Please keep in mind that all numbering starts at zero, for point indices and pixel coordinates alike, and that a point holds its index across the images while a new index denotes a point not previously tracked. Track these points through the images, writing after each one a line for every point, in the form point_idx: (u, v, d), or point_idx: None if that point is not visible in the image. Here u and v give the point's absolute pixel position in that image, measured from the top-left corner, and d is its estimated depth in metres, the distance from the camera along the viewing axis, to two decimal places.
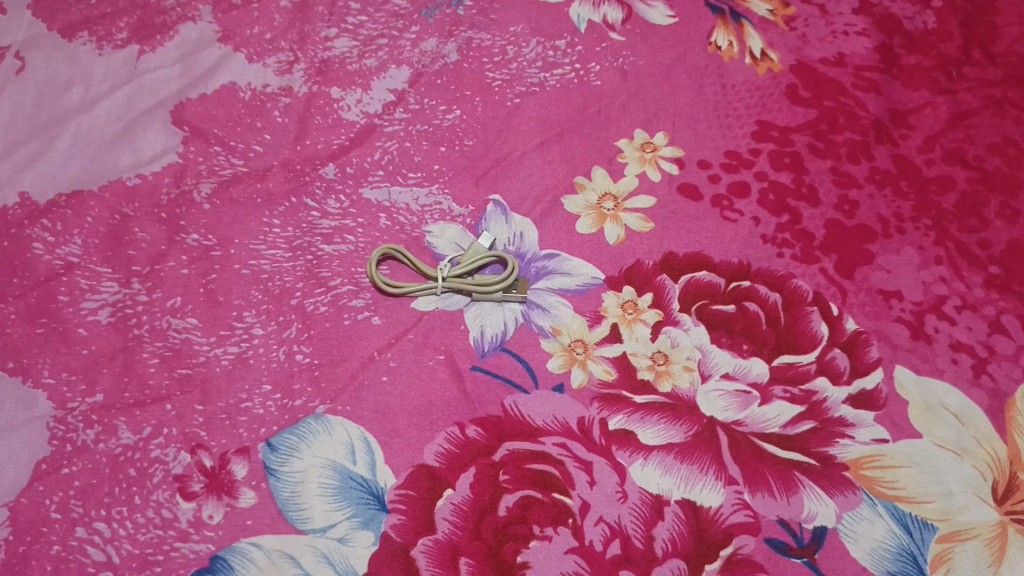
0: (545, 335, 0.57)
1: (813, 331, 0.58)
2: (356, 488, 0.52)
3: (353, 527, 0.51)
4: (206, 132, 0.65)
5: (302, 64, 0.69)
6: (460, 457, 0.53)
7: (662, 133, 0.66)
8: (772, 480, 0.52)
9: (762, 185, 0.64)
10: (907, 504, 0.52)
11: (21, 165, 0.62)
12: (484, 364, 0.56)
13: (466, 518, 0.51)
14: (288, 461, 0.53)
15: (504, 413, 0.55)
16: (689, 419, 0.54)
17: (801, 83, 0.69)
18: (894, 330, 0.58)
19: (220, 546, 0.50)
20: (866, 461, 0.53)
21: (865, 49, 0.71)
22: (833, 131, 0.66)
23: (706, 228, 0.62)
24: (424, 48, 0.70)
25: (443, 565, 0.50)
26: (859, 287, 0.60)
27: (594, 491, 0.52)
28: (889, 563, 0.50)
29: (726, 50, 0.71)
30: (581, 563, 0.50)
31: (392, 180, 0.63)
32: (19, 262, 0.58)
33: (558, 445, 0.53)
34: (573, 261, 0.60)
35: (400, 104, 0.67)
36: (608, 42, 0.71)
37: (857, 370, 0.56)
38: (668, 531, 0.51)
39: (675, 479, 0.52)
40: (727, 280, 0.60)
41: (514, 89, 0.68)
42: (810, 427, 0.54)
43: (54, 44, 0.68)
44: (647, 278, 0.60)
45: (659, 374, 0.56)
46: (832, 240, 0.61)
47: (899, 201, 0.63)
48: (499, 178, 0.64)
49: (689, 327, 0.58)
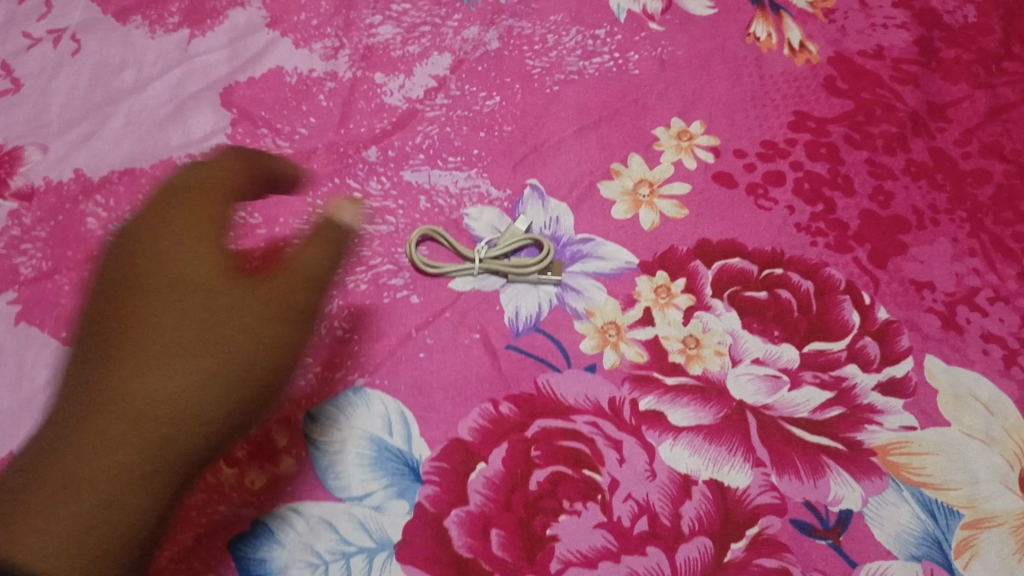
0: (579, 316, 0.59)
1: (845, 319, 0.58)
2: (392, 459, 0.54)
3: (388, 496, 0.53)
4: (254, 114, 0.67)
5: (347, 50, 0.70)
6: (493, 432, 0.55)
7: (699, 122, 0.67)
8: (799, 463, 0.53)
9: (798, 174, 0.64)
10: (933, 490, 0.52)
11: (76, 143, 0.66)
12: (519, 343, 0.58)
13: (498, 491, 0.52)
14: (328, 431, 0.55)
15: (537, 391, 0.56)
16: (719, 402, 0.55)
17: (839, 74, 0.69)
18: (925, 320, 0.58)
19: (262, 511, 0.52)
20: (894, 447, 0.54)
21: (904, 42, 0.71)
22: (869, 122, 0.67)
23: (741, 216, 0.63)
24: (466, 35, 0.71)
25: (474, 535, 0.51)
26: (892, 277, 0.60)
27: (623, 469, 0.53)
28: (913, 547, 0.51)
29: (765, 41, 0.71)
30: (609, 538, 0.51)
31: (432, 163, 0.65)
32: (73, 236, 0.61)
33: (589, 423, 0.55)
34: (608, 246, 0.62)
35: (441, 90, 0.68)
36: (647, 31, 0.72)
37: (887, 358, 0.57)
38: (695, 509, 0.52)
39: (703, 459, 0.53)
40: (760, 267, 0.60)
41: (553, 77, 0.69)
42: (839, 413, 0.55)
43: (109, 27, 0.71)
44: (680, 263, 0.61)
45: (690, 357, 0.57)
46: (866, 230, 0.62)
47: (934, 193, 0.63)
48: (537, 164, 0.65)
49: (721, 312, 0.59)
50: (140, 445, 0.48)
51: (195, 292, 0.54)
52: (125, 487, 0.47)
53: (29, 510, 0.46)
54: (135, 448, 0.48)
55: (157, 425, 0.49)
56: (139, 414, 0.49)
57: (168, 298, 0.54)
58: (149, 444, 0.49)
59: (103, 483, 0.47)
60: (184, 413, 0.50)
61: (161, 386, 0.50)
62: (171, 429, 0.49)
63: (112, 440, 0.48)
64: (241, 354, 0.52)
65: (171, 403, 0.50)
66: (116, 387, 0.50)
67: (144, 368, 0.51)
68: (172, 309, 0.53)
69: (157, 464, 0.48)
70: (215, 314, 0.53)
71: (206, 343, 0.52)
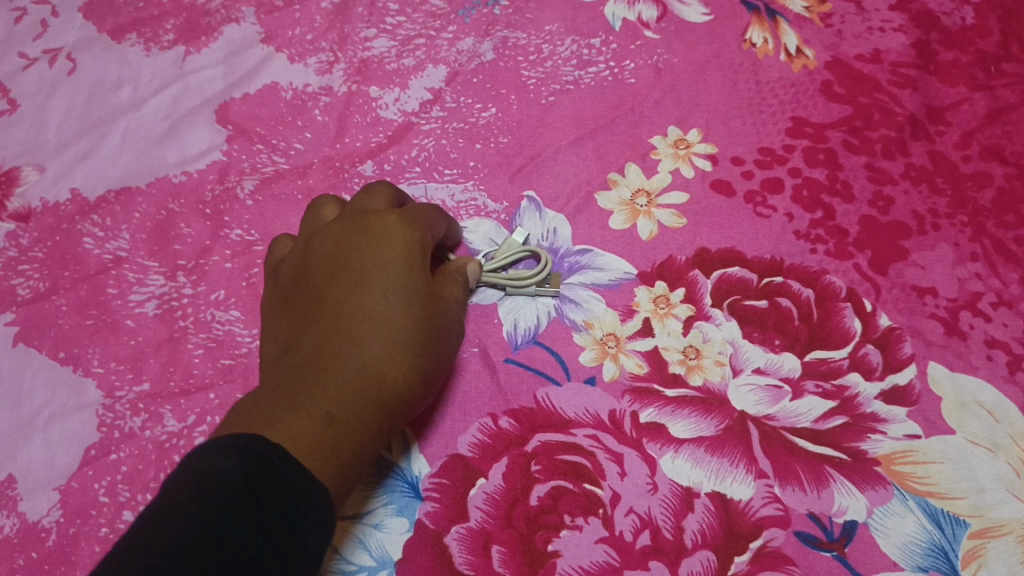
0: (578, 328, 0.58)
1: (846, 327, 0.58)
2: (391, 476, 0.53)
3: (388, 513, 0.52)
4: (249, 130, 0.67)
5: (341, 64, 0.70)
6: (493, 447, 0.54)
7: (696, 129, 0.66)
8: (802, 474, 0.53)
9: (797, 181, 0.64)
10: (938, 499, 0.52)
11: (72, 162, 0.66)
12: (517, 356, 0.58)
13: (499, 507, 0.52)
14: None
15: (536, 404, 0.56)
16: (721, 413, 0.55)
17: (837, 79, 0.69)
18: (927, 326, 0.58)
19: None
20: (898, 456, 0.53)
21: (901, 46, 0.70)
22: (868, 127, 0.66)
23: (739, 224, 0.62)
24: (460, 47, 0.71)
25: (476, 552, 0.51)
26: (893, 283, 0.59)
27: (624, 482, 0.53)
28: (920, 557, 0.50)
29: (761, 47, 0.71)
30: (611, 553, 0.51)
31: (429, 177, 0.65)
32: (70, 256, 0.61)
33: (590, 436, 0.54)
34: (606, 257, 0.61)
35: (436, 103, 0.68)
36: (642, 39, 0.71)
37: (890, 365, 0.56)
38: (698, 522, 0.51)
39: (705, 471, 0.53)
40: (759, 275, 0.60)
41: (549, 87, 0.69)
42: (842, 422, 0.54)
43: (104, 45, 0.71)
44: (679, 272, 0.60)
45: (690, 368, 0.56)
46: (866, 236, 0.61)
47: (934, 197, 0.63)
48: (533, 175, 0.65)
49: (721, 321, 0.58)
50: (374, 412, 0.46)
51: (411, 271, 0.51)
52: (350, 447, 0.45)
53: (289, 430, 0.43)
54: (360, 418, 0.46)
55: (382, 394, 0.47)
56: (375, 385, 0.47)
57: (380, 269, 0.50)
58: (373, 414, 0.46)
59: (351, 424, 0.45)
60: (405, 395, 0.48)
61: (389, 363, 0.47)
62: (383, 403, 0.47)
63: (347, 402, 0.45)
64: (446, 345, 0.51)
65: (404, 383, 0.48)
66: (353, 352, 0.47)
67: (374, 338, 0.48)
68: (400, 282, 0.50)
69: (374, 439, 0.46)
70: (435, 297, 0.51)
71: (426, 320, 0.50)
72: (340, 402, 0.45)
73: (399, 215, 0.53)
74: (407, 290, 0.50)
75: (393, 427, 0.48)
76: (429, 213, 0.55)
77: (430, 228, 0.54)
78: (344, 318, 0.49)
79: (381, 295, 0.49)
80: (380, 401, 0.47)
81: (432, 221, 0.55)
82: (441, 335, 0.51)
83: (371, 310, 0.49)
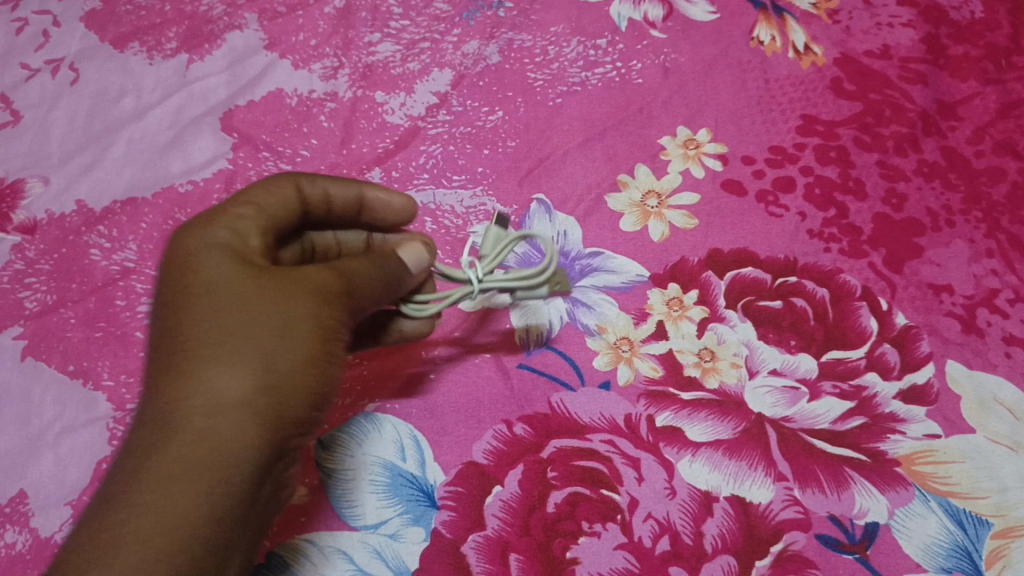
0: (591, 333, 0.58)
1: (863, 326, 0.57)
2: (406, 485, 0.53)
3: (403, 523, 0.52)
4: (255, 138, 0.66)
5: (346, 69, 0.70)
6: (508, 453, 0.54)
7: (705, 129, 0.66)
8: (822, 476, 0.52)
9: (808, 179, 0.63)
10: (960, 499, 0.51)
11: (77, 173, 0.65)
12: (531, 362, 0.57)
13: (516, 514, 0.51)
14: (340, 458, 0.54)
15: (551, 410, 0.55)
16: (737, 416, 0.54)
17: (846, 76, 0.68)
18: (944, 324, 0.57)
19: (276, 543, 0.51)
20: (918, 456, 0.53)
21: (911, 41, 0.70)
22: (879, 123, 0.65)
23: (752, 224, 0.61)
24: (466, 50, 0.70)
25: (493, 561, 0.50)
26: (908, 281, 0.59)
27: (642, 487, 0.52)
28: (943, 559, 0.50)
29: (769, 45, 0.70)
30: (631, 560, 0.50)
31: (437, 182, 0.64)
32: (77, 268, 0.61)
33: (606, 441, 0.54)
34: (617, 259, 0.61)
35: (443, 107, 0.68)
36: (649, 39, 0.70)
37: (907, 365, 0.56)
38: (717, 527, 0.51)
39: (723, 475, 0.52)
40: (773, 275, 0.59)
41: (556, 89, 0.68)
42: (861, 423, 0.54)
43: (107, 55, 0.71)
44: (692, 274, 0.60)
45: (706, 371, 0.56)
46: (880, 234, 0.61)
47: (947, 193, 0.62)
48: (543, 178, 0.64)
49: (736, 323, 0.57)
50: (218, 439, 0.40)
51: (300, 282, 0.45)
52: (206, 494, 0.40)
53: (132, 496, 0.39)
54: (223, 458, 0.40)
55: (221, 412, 0.41)
56: (197, 412, 0.41)
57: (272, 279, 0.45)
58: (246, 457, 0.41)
59: (194, 465, 0.40)
60: (260, 395, 0.42)
61: (214, 380, 0.41)
62: (237, 416, 0.41)
63: (194, 439, 0.40)
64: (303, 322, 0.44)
65: (249, 385, 0.42)
66: (178, 384, 0.41)
67: (200, 357, 0.42)
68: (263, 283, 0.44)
69: (238, 460, 0.41)
70: (283, 281, 0.45)
71: (259, 315, 0.43)
72: (179, 447, 0.40)
73: (199, 220, 0.48)
74: (220, 297, 0.44)
75: (262, 433, 0.42)
76: (276, 196, 0.52)
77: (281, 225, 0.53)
78: (161, 354, 0.43)
79: (198, 314, 0.43)
80: (224, 424, 0.41)
81: (294, 206, 0.53)
82: (281, 319, 0.43)
83: (186, 336, 0.43)
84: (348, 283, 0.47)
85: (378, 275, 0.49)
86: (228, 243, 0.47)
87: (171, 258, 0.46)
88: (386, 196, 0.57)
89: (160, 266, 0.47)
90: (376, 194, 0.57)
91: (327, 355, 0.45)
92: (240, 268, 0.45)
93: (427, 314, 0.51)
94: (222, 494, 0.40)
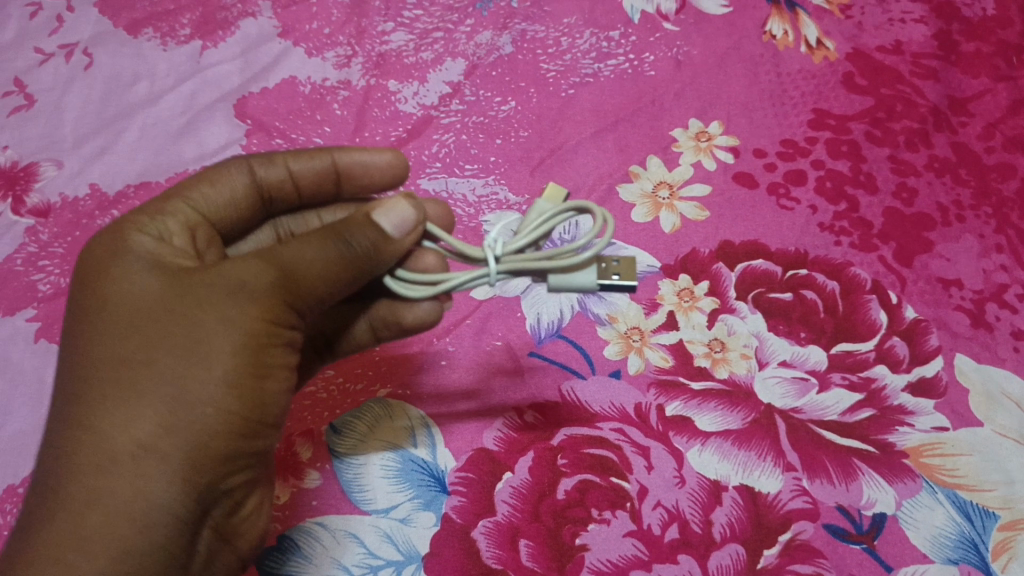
0: (602, 322, 0.58)
1: (872, 319, 0.57)
2: (417, 470, 0.53)
3: (414, 508, 0.52)
4: (269, 125, 0.67)
5: (360, 58, 0.70)
6: (519, 441, 0.54)
7: (717, 122, 0.66)
8: (830, 466, 0.52)
9: (820, 173, 0.63)
10: (967, 492, 0.52)
11: (90, 158, 0.66)
12: (542, 351, 0.57)
13: (526, 501, 0.52)
14: (352, 443, 0.54)
15: (562, 398, 0.56)
16: (747, 406, 0.54)
17: (858, 71, 0.68)
18: (954, 318, 0.57)
19: (288, 526, 0.52)
20: (927, 448, 0.53)
21: (923, 37, 0.70)
22: (891, 118, 0.66)
23: (763, 216, 0.62)
24: (479, 41, 0.70)
25: (503, 546, 0.50)
26: (918, 275, 0.59)
27: (651, 476, 0.52)
28: (950, 550, 0.50)
29: (781, 39, 0.70)
30: (640, 547, 0.50)
31: (449, 171, 0.64)
32: None
33: (616, 430, 0.54)
34: (629, 250, 0.61)
35: (456, 96, 0.68)
36: (661, 32, 0.71)
37: (916, 358, 0.56)
38: (726, 516, 0.51)
39: (732, 464, 0.53)
40: (783, 268, 0.60)
41: (568, 80, 0.69)
42: (869, 415, 0.54)
43: (120, 40, 0.71)
44: (703, 265, 0.60)
45: (716, 361, 0.56)
46: (890, 228, 0.61)
47: (958, 189, 0.62)
48: (555, 168, 0.65)
49: (746, 314, 0.58)
50: (117, 492, 0.39)
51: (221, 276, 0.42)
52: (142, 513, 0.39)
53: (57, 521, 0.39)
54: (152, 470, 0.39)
55: (114, 462, 0.39)
56: (120, 451, 0.39)
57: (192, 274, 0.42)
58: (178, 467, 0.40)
59: (106, 520, 0.39)
60: (163, 436, 0.40)
61: (127, 423, 0.39)
62: (161, 436, 0.40)
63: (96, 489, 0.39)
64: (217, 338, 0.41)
65: (153, 425, 0.39)
66: (86, 432, 0.40)
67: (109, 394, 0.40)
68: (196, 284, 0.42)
69: (148, 504, 0.39)
70: (189, 298, 0.41)
71: (163, 342, 0.41)
72: (80, 507, 0.39)
73: (112, 227, 0.46)
74: (126, 325, 0.42)
75: (180, 475, 0.40)
76: (224, 189, 0.50)
77: (228, 216, 0.51)
78: (71, 389, 0.41)
79: (101, 347, 0.41)
80: (124, 476, 0.39)
81: (249, 198, 0.51)
82: (200, 345, 0.40)
83: (96, 366, 0.41)
84: (287, 269, 0.42)
85: (340, 259, 0.43)
86: (143, 252, 0.44)
87: (85, 272, 0.44)
88: (364, 158, 0.51)
89: (77, 280, 0.45)
90: (353, 158, 0.51)
91: (255, 373, 0.41)
92: (155, 282, 0.43)
93: (428, 294, 0.43)
94: (136, 547, 0.39)
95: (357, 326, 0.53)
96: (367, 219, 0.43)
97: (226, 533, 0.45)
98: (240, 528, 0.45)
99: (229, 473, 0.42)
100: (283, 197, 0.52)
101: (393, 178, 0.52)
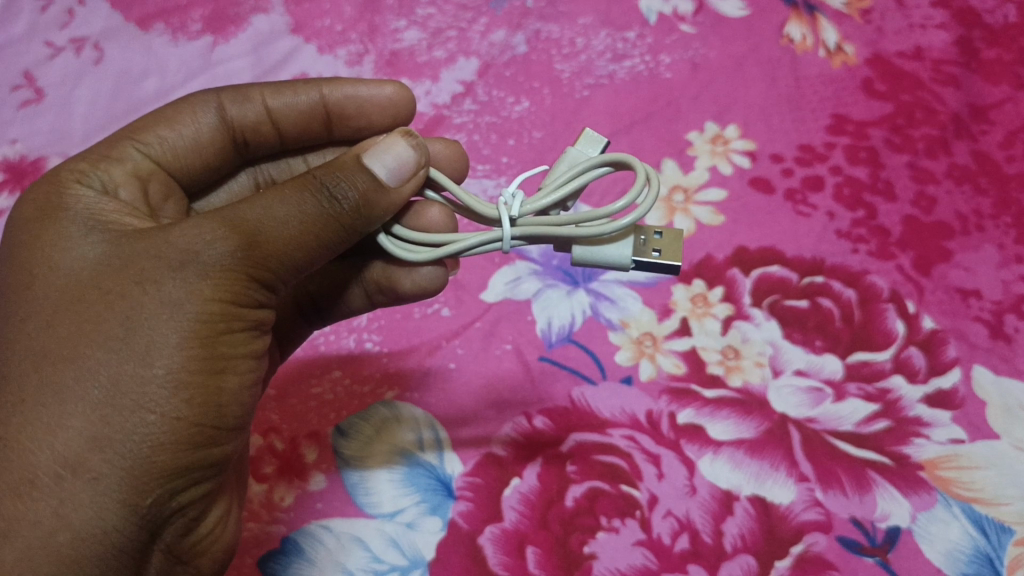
0: (614, 327, 0.57)
1: (889, 329, 0.56)
2: (424, 475, 0.52)
3: (420, 512, 0.51)
4: None
5: (372, 56, 0.69)
6: (528, 447, 0.53)
7: (734, 125, 0.65)
8: (844, 478, 0.51)
9: (837, 179, 0.63)
10: (984, 506, 0.51)
11: None
12: (552, 355, 0.57)
13: (534, 507, 0.51)
14: (357, 446, 0.53)
15: (572, 404, 0.55)
16: (760, 415, 0.54)
17: (877, 76, 0.67)
18: (972, 329, 0.56)
19: (292, 528, 0.51)
20: (942, 461, 0.52)
21: (944, 43, 0.69)
22: (910, 125, 0.65)
23: (779, 222, 0.61)
24: (492, 40, 0.70)
25: (509, 553, 0.50)
26: (937, 285, 0.58)
27: (661, 484, 0.51)
28: (965, 565, 0.49)
29: (800, 43, 0.69)
30: (649, 557, 0.49)
31: None
32: None
33: (626, 437, 0.53)
34: None
35: (468, 95, 0.67)
36: (678, 33, 0.70)
37: (934, 369, 0.55)
38: (737, 527, 0.50)
39: (745, 474, 0.52)
40: (800, 275, 0.59)
41: (583, 81, 0.68)
42: (885, 426, 0.53)
43: (131, 35, 0.70)
44: (717, 271, 0.59)
45: (729, 369, 0.55)
46: (908, 236, 0.60)
47: (978, 198, 0.61)
48: None
49: (761, 322, 0.57)
50: (38, 519, 0.35)
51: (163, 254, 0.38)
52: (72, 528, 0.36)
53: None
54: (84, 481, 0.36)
55: (37, 485, 0.36)
56: (42, 470, 0.36)
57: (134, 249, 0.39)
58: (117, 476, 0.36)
59: (27, 549, 0.35)
60: (95, 452, 0.36)
61: (53, 435, 0.36)
62: (93, 441, 0.36)
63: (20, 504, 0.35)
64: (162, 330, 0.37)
65: (83, 437, 0.36)
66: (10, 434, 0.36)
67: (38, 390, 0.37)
68: (136, 264, 0.38)
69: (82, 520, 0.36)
70: (130, 280, 0.38)
71: (97, 336, 0.37)
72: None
73: (54, 179, 0.44)
74: (55, 314, 0.38)
75: (116, 495, 0.36)
76: (186, 131, 0.49)
77: (192, 162, 0.50)
78: None
79: (26, 338, 0.38)
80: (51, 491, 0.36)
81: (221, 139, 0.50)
82: (139, 341, 0.37)
83: (21, 364, 0.37)
84: (252, 235, 0.39)
85: (317, 217, 0.40)
86: (87, 218, 0.41)
87: (18, 245, 0.41)
88: (356, 92, 0.50)
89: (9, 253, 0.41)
90: (345, 93, 0.50)
91: (210, 369, 0.38)
92: (94, 257, 0.39)
93: (429, 258, 0.42)
94: None
95: (352, 292, 0.53)
96: (357, 163, 0.41)
97: (181, 555, 0.41)
98: (203, 546, 0.42)
99: (179, 487, 0.38)
100: (262, 140, 0.52)
101: (392, 118, 0.52)
